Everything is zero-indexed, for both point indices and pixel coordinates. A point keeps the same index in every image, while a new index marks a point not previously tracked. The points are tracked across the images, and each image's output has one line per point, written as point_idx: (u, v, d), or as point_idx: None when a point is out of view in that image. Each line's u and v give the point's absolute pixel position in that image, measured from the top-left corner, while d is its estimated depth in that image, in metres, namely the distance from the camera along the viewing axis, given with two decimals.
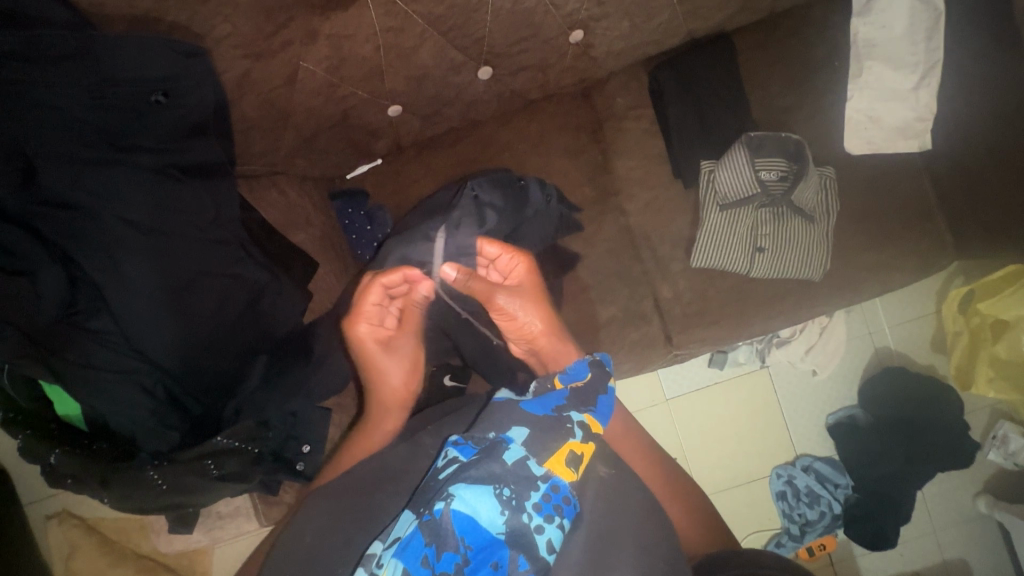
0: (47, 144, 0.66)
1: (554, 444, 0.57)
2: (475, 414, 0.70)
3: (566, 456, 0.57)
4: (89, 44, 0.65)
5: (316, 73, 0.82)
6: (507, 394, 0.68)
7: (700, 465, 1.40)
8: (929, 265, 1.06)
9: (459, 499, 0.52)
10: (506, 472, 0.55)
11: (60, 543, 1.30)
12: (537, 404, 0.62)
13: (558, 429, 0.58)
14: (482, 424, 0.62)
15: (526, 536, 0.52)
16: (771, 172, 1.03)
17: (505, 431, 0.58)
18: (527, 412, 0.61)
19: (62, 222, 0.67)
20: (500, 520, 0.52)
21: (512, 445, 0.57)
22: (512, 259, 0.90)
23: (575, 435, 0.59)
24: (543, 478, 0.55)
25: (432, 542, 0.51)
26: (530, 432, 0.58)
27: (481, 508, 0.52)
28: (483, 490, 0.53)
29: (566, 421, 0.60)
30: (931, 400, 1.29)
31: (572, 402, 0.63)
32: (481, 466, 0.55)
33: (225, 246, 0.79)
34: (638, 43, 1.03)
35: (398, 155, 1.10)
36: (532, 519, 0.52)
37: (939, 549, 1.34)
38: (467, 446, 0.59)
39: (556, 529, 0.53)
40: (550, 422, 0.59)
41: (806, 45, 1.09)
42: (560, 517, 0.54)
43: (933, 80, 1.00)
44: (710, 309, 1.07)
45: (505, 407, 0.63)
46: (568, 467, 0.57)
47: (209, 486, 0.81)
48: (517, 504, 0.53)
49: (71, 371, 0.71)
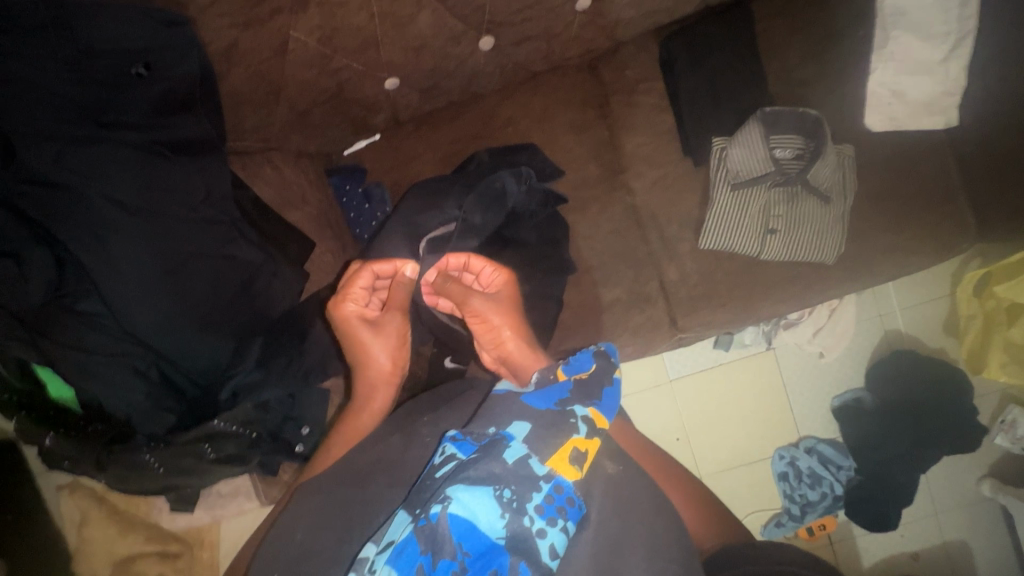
0: (24, 121, 0.62)
1: (557, 441, 0.55)
2: (475, 408, 0.69)
3: (569, 454, 0.55)
4: (64, 13, 0.63)
5: (308, 44, 0.78)
6: (508, 385, 0.65)
7: (700, 446, 1.39)
8: (949, 249, 1.01)
9: (456, 502, 0.51)
10: (506, 472, 0.53)
11: (72, 510, 1.33)
12: (539, 398, 0.60)
13: (560, 426, 0.56)
14: (481, 418, 0.61)
15: (528, 540, 0.51)
16: (785, 150, 1.00)
17: (506, 428, 0.56)
18: (530, 407, 0.59)
19: (47, 200, 0.65)
20: (500, 524, 0.51)
21: (513, 443, 0.54)
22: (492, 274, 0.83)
23: (578, 431, 0.56)
24: (545, 478, 0.53)
25: (428, 550, 0.51)
26: (531, 428, 0.56)
27: (480, 511, 0.51)
28: (482, 493, 0.51)
29: (569, 416, 0.57)
30: (941, 385, 1.27)
31: (576, 396, 0.60)
32: (480, 466, 0.53)
33: (215, 227, 0.76)
34: (650, 10, 0.98)
35: (396, 131, 1.06)
36: (534, 523, 0.51)
37: (941, 531, 1.34)
38: (465, 443, 0.58)
39: (559, 532, 0.51)
40: (553, 418, 0.57)
41: (828, 13, 1.03)
42: (563, 520, 0.52)
43: (965, 50, 0.94)
44: (717, 292, 1.03)
45: (505, 402, 0.61)
46: (572, 465, 0.54)
47: (205, 468, 0.82)
48: (518, 507, 0.51)
49: (62, 355, 0.69)
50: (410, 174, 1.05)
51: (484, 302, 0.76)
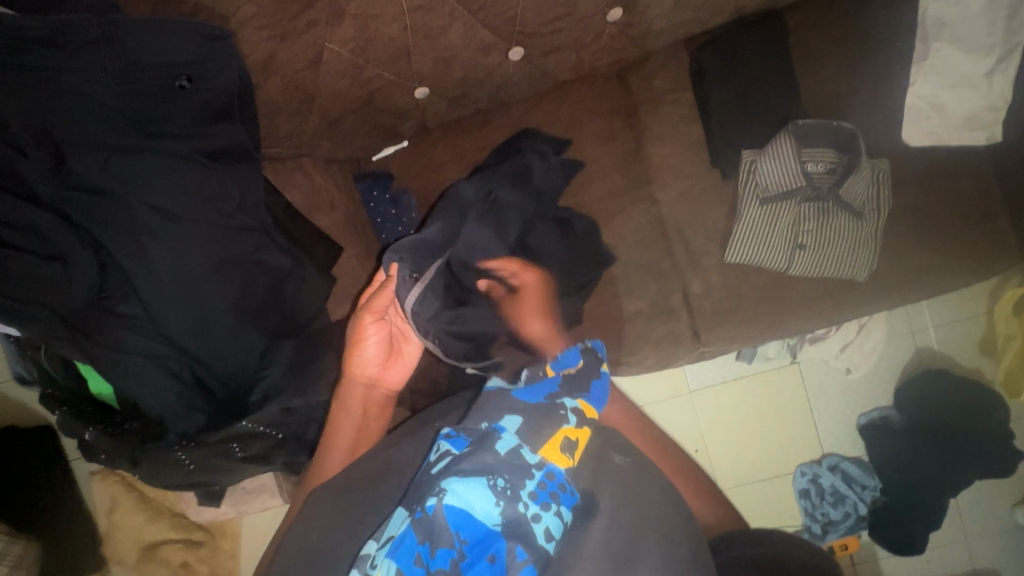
0: (75, 133, 0.66)
1: (547, 431, 0.56)
2: (467, 407, 0.70)
3: (560, 442, 0.56)
4: (115, 30, 0.64)
5: (342, 55, 0.80)
6: (498, 382, 0.66)
7: (719, 460, 1.36)
8: (988, 269, 0.97)
9: (451, 494, 0.50)
10: (499, 461, 0.53)
11: (104, 496, 1.38)
12: (528, 393, 0.61)
13: (551, 416, 0.58)
14: (474, 413, 0.61)
15: (523, 525, 0.51)
16: (817, 164, 0.96)
17: (497, 421, 0.57)
18: (520, 400, 0.60)
19: (92, 207, 0.68)
20: (496, 512, 0.51)
21: (504, 435, 0.56)
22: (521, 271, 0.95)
23: (569, 420, 0.58)
24: (538, 466, 0.54)
25: (426, 539, 0.49)
26: (523, 421, 0.57)
27: (475, 500, 0.51)
28: (476, 483, 0.51)
29: (559, 407, 0.59)
30: (974, 406, 1.23)
31: (564, 389, 0.62)
32: (473, 458, 0.54)
33: (249, 233, 0.78)
34: (682, 21, 0.97)
35: (424, 137, 1.08)
36: (528, 509, 0.51)
37: (969, 557, 1.29)
38: (459, 440, 0.58)
39: (553, 517, 0.52)
40: (544, 409, 0.58)
41: (868, 23, 1.00)
42: (557, 505, 0.52)
43: (1009, 64, 0.93)
44: (742, 306, 1.02)
45: (497, 397, 0.62)
46: (563, 454, 0.56)
47: (232, 466, 0.85)
48: (512, 494, 0.52)
49: (102, 355, 0.72)
50: (437, 181, 1.07)
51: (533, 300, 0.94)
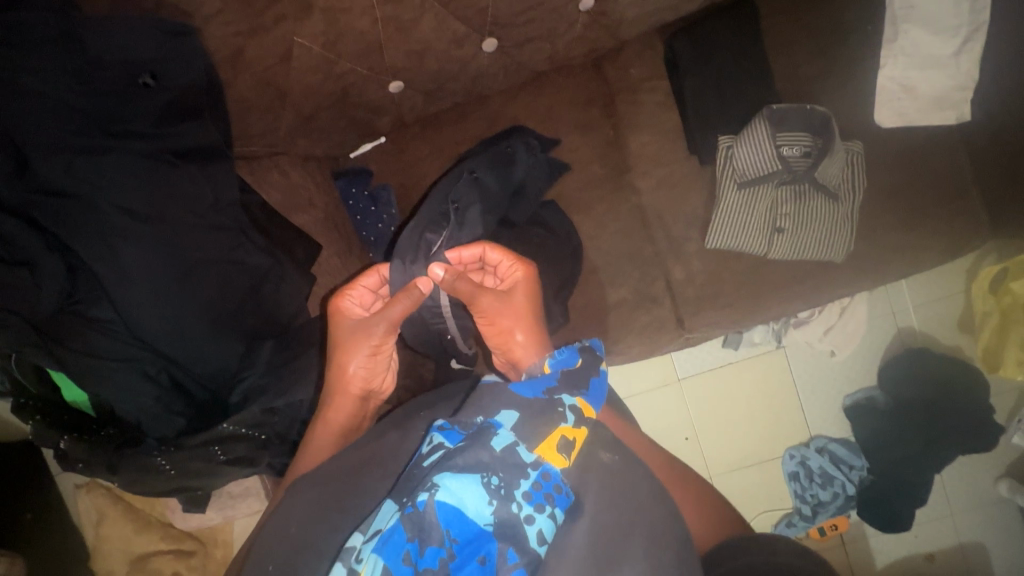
0: (35, 133, 0.64)
1: (544, 430, 0.55)
2: (462, 398, 0.69)
3: (557, 442, 0.55)
4: (73, 28, 0.64)
5: (312, 50, 0.79)
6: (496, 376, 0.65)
7: (711, 446, 1.38)
8: (961, 246, 0.99)
9: (444, 490, 0.50)
10: (494, 459, 0.52)
11: (89, 509, 1.34)
12: (527, 387, 0.60)
13: (547, 414, 0.56)
14: (470, 408, 0.60)
15: (516, 526, 0.50)
16: (793, 148, 0.97)
17: (494, 416, 0.57)
18: (517, 395, 0.59)
19: (57, 210, 0.66)
20: (487, 511, 0.50)
21: (500, 431, 0.55)
22: (511, 266, 0.77)
23: (566, 419, 0.56)
24: (533, 465, 0.53)
25: (415, 536, 0.49)
26: (519, 417, 0.56)
27: (467, 498, 0.50)
28: (470, 480, 0.50)
29: (557, 404, 0.57)
30: (955, 384, 1.24)
31: (564, 385, 0.60)
32: (467, 454, 0.53)
33: (225, 233, 0.77)
34: (655, 9, 0.98)
35: (402, 133, 1.07)
36: (521, 510, 0.51)
37: (954, 531, 1.32)
38: (453, 432, 0.57)
39: (547, 519, 0.51)
40: (540, 406, 0.57)
41: (838, 7, 1.01)
42: (551, 507, 0.52)
43: (975, 44, 0.94)
44: (724, 291, 1.03)
45: (494, 392, 0.60)
46: (560, 454, 0.54)
47: (217, 470, 0.81)
48: (506, 493, 0.51)
49: (74, 360, 0.70)
50: (417, 176, 1.06)
51: (495, 304, 0.73)
